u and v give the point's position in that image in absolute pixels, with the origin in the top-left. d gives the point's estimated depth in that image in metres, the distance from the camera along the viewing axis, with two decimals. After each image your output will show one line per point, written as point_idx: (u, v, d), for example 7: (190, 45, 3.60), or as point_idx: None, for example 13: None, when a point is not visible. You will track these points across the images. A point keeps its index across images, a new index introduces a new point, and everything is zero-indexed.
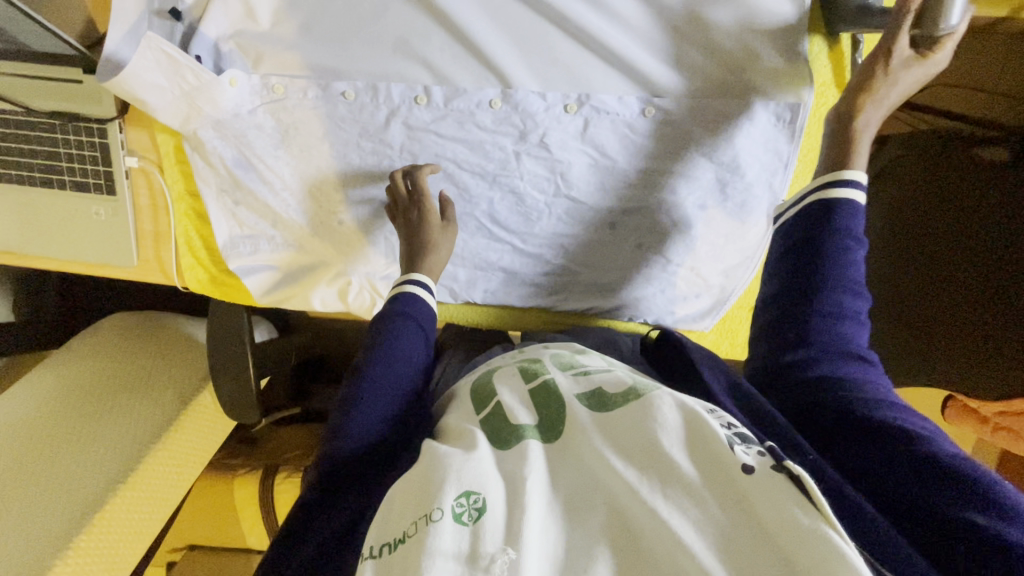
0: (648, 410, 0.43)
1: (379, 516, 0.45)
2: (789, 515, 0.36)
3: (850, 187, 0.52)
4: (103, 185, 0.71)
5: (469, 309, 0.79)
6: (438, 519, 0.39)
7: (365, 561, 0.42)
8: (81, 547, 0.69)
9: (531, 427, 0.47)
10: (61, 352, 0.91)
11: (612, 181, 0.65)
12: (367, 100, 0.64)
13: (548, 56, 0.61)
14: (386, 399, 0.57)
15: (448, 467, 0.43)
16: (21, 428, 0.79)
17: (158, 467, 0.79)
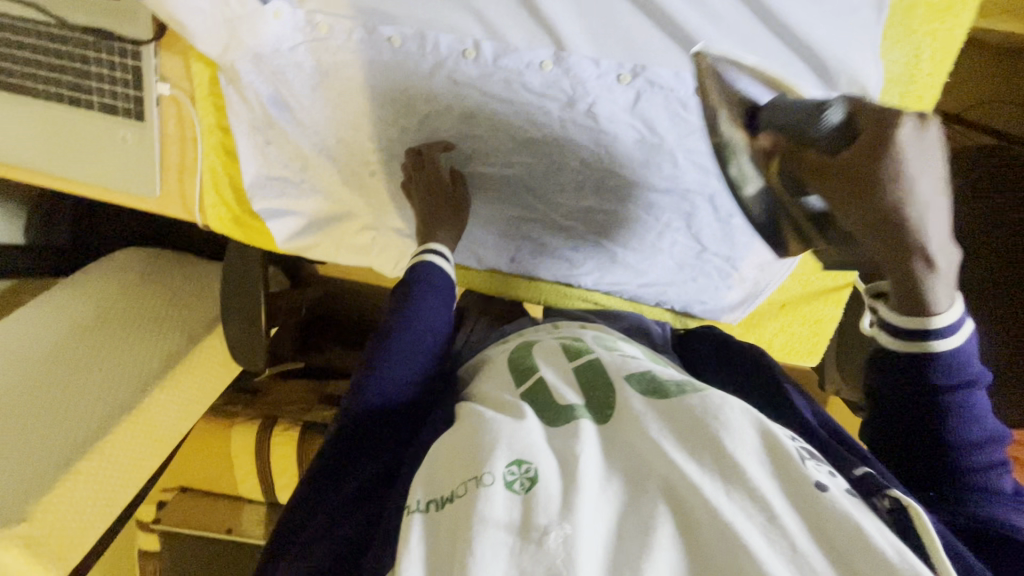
0: (706, 407, 0.42)
1: (423, 474, 0.45)
2: (864, 535, 0.34)
3: (939, 338, 0.42)
4: (133, 110, 0.68)
5: (494, 278, 0.77)
6: (489, 483, 0.39)
7: (413, 514, 0.42)
8: (81, 471, 0.67)
9: (582, 408, 0.47)
10: (71, 279, 0.89)
11: (659, 160, 0.63)
12: (413, 49, 0.62)
13: (606, 20, 0.59)
14: (407, 362, 0.56)
15: (497, 434, 0.43)
16: (29, 352, 0.78)
17: (163, 401, 0.78)
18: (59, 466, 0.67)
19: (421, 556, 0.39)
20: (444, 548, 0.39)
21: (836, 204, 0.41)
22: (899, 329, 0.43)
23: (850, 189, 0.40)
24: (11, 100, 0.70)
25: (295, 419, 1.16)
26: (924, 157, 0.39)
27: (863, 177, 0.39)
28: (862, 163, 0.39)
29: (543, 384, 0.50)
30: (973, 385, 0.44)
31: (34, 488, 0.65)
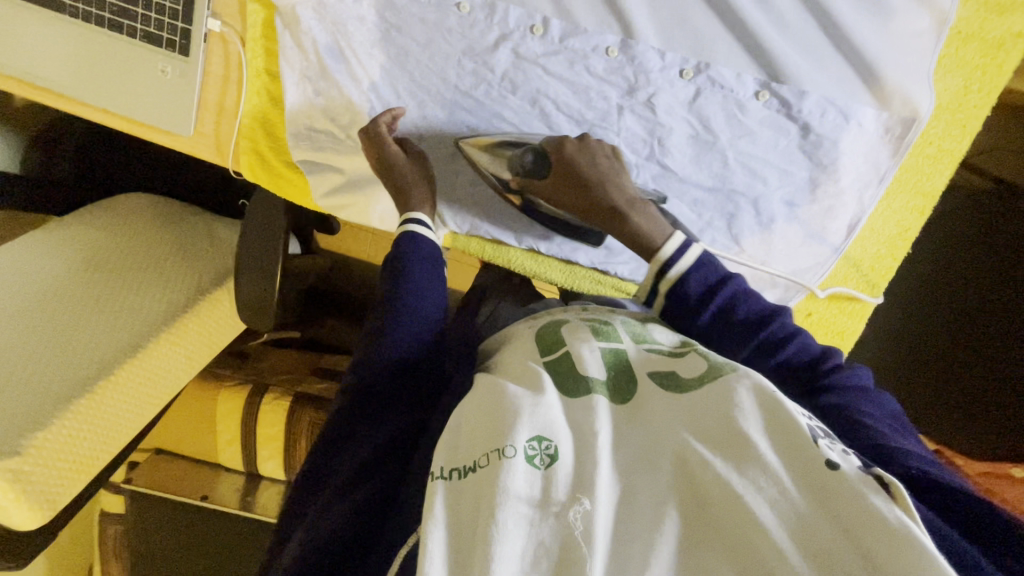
0: (727, 392, 0.42)
1: (447, 437, 0.43)
2: (872, 509, 0.33)
3: (674, 261, 0.56)
4: (178, 43, 0.66)
5: (527, 257, 0.75)
6: (511, 456, 0.38)
7: (434, 480, 0.41)
8: (79, 410, 0.64)
9: (600, 383, 0.47)
10: (74, 217, 0.85)
11: (709, 158, 0.64)
12: (482, 18, 0.62)
13: (677, 15, 0.60)
14: (401, 335, 0.55)
15: (519, 407, 0.42)
16: (27, 291, 0.75)
17: (166, 348, 0.75)
18: (54, 403, 0.63)
19: (444, 519, 0.38)
20: (466, 513, 0.38)
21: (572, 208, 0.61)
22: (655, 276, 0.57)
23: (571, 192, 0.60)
24: (45, 15, 0.67)
25: (286, 389, 1.13)
26: (589, 151, 0.61)
27: (564, 182, 0.60)
28: (562, 179, 0.60)
29: (568, 361, 0.50)
30: (727, 283, 0.56)
31: (20, 424, 0.60)
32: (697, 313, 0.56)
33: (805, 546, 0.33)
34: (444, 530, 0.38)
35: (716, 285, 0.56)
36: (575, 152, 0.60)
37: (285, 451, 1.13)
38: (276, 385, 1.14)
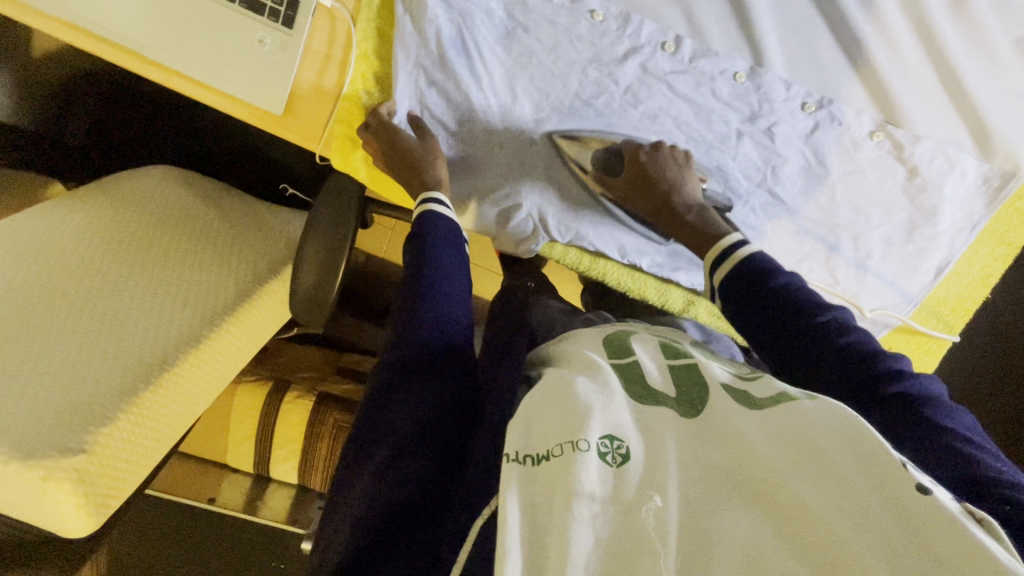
0: (806, 414, 0.39)
1: (516, 423, 0.41)
2: (969, 541, 0.31)
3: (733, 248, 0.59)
4: (282, 13, 0.61)
5: (624, 273, 0.75)
6: (585, 450, 0.37)
7: (509, 464, 0.39)
8: (138, 413, 0.57)
9: (670, 396, 0.44)
10: (113, 185, 0.76)
11: (818, 191, 0.66)
12: (614, 27, 0.60)
13: (808, 48, 0.61)
14: (436, 316, 0.55)
15: (590, 401, 0.40)
16: (63, 270, 0.67)
17: (224, 341, 0.68)
18: (119, 394, 0.57)
19: (516, 505, 0.37)
20: (536, 505, 0.37)
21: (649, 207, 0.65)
22: (715, 266, 0.60)
23: (649, 193, 0.64)
24: None
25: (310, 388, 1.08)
26: (662, 155, 0.64)
27: (642, 184, 0.64)
28: (640, 181, 0.64)
29: (638, 373, 0.47)
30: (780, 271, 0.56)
31: (80, 416, 0.54)
32: (760, 284, 0.56)
33: (877, 552, 0.32)
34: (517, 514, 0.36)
35: (771, 271, 0.56)
36: (651, 156, 0.64)
37: (302, 454, 1.06)
38: (299, 382, 1.09)
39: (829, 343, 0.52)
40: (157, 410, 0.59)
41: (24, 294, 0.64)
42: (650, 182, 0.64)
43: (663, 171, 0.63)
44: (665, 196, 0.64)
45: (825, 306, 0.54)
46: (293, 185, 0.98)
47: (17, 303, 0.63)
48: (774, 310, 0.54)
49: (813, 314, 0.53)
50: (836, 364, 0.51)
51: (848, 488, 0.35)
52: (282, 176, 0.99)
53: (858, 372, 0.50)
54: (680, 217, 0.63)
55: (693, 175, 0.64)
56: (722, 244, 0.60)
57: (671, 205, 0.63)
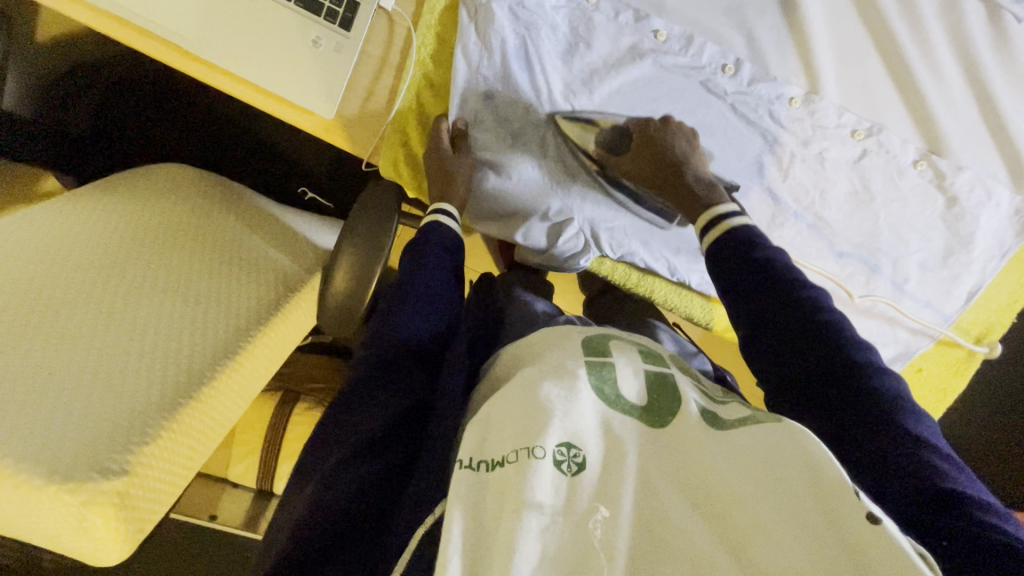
0: (778, 441, 0.38)
1: (475, 425, 0.42)
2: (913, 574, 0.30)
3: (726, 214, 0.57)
4: (340, 15, 0.60)
5: (672, 290, 0.75)
6: (540, 457, 0.37)
7: (462, 469, 0.39)
8: (169, 436, 0.51)
9: (640, 405, 0.43)
10: (133, 185, 0.73)
11: (862, 215, 0.67)
12: (676, 48, 0.61)
13: (861, 78, 0.63)
14: (421, 318, 0.55)
15: (554, 406, 0.40)
16: (81, 267, 0.62)
17: (259, 354, 0.64)
18: (159, 407, 0.52)
19: (463, 509, 0.38)
20: (490, 512, 0.37)
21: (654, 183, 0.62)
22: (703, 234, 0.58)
23: (654, 164, 0.61)
24: None
25: (319, 400, 1.05)
26: (670, 129, 0.61)
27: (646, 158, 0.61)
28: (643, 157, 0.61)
29: (611, 376, 0.45)
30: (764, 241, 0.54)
31: (118, 428, 0.49)
32: (742, 257, 0.54)
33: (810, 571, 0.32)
34: (462, 525, 0.37)
35: (753, 243, 0.54)
36: (660, 129, 0.61)
37: None
38: (309, 394, 1.06)
39: (813, 329, 0.49)
40: (187, 432, 0.54)
41: (38, 292, 0.58)
42: (655, 156, 0.61)
43: (670, 144, 0.60)
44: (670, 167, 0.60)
45: (810, 284, 0.51)
46: (312, 188, 0.94)
47: (32, 303, 0.57)
48: (758, 287, 0.52)
49: (793, 293, 0.51)
50: (805, 343, 0.49)
51: (796, 507, 0.35)
52: (301, 179, 0.95)
53: (839, 364, 0.47)
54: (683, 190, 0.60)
55: (700, 150, 0.61)
56: (713, 212, 0.57)
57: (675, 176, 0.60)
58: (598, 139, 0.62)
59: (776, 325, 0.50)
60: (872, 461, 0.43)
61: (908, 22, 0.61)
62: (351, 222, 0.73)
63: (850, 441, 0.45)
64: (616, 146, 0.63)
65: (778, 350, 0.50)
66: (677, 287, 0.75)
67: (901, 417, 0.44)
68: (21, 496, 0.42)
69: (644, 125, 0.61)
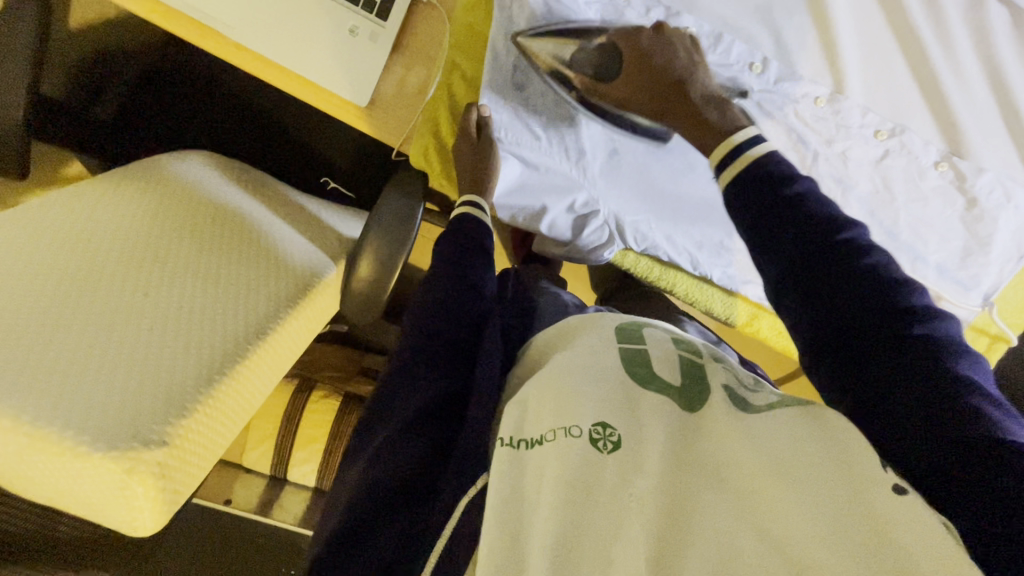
0: (804, 421, 0.39)
1: (514, 407, 0.44)
2: (938, 538, 0.32)
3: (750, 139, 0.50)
4: (377, 5, 0.61)
5: (693, 283, 0.77)
6: (577, 435, 0.39)
7: (501, 448, 0.41)
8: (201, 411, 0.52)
9: (675, 390, 0.44)
10: (159, 169, 0.73)
11: (880, 214, 0.69)
12: (705, 45, 0.62)
13: (885, 78, 0.64)
14: (456, 302, 0.55)
15: (592, 391, 0.42)
16: (113, 248, 0.63)
17: (287, 335, 0.65)
18: (197, 384, 0.53)
19: (499, 483, 0.39)
20: (531, 485, 0.39)
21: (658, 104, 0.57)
22: (726, 159, 0.50)
23: (654, 84, 0.56)
24: None
25: (335, 387, 1.07)
26: (663, 42, 0.56)
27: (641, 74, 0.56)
28: (640, 74, 0.56)
29: (646, 359, 0.46)
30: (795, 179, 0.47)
31: (159, 403, 0.50)
32: (771, 191, 0.47)
33: (844, 538, 0.32)
34: (497, 495, 0.39)
35: (788, 177, 0.47)
36: (652, 40, 0.55)
37: (324, 456, 1.03)
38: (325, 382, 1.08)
39: (857, 276, 0.43)
40: (219, 410, 0.55)
41: (76, 271, 0.60)
42: (650, 72, 0.55)
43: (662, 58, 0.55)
44: (671, 85, 0.55)
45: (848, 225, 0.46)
46: (334, 178, 0.95)
47: (71, 281, 0.58)
48: (792, 225, 0.46)
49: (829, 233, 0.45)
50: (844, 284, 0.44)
51: (815, 479, 0.35)
52: (323, 170, 0.96)
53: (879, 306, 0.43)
54: (687, 106, 0.55)
55: (699, 59, 0.57)
56: (733, 142, 0.50)
57: (677, 93, 0.55)
58: (579, 62, 0.57)
59: (810, 275, 0.45)
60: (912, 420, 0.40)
61: (934, 25, 0.62)
62: (380, 208, 0.74)
63: (889, 395, 0.41)
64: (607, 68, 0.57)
65: (820, 301, 0.44)
66: (699, 281, 0.78)
67: (950, 367, 0.40)
68: (68, 462, 0.44)
69: (629, 40, 0.56)
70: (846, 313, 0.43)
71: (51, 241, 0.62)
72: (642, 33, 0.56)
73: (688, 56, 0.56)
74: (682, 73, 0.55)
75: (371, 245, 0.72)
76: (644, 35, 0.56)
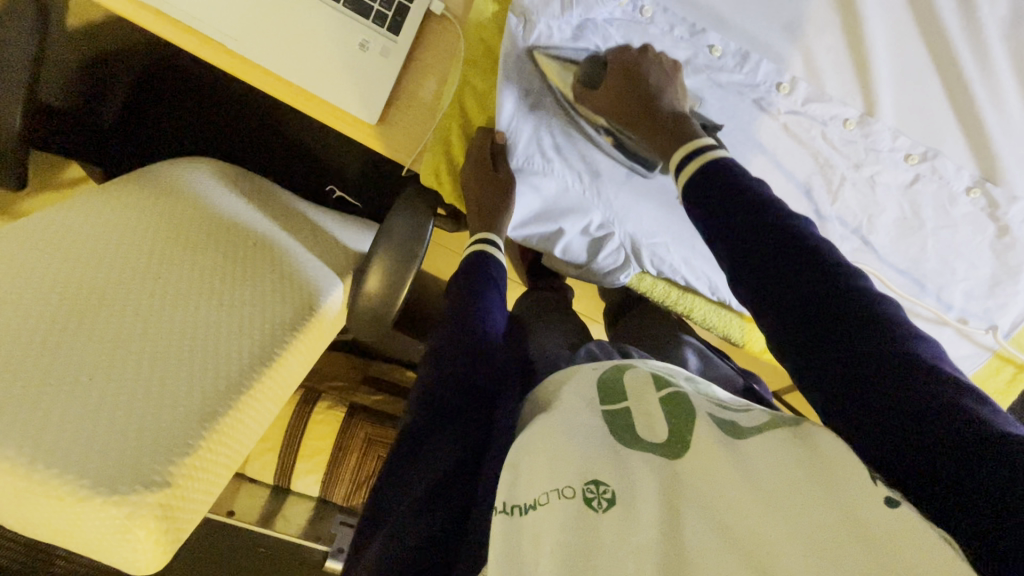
0: (801, 444, 0.38)
1: (506, 470, 0.41)
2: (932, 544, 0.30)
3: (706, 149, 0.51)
4: (390, 19, 0.58)
5: (711, 310, 0.75)
6: (570, 496, 0.37)
7: (497, 515, 0.38)
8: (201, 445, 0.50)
9: (661, 442, 0.41)
10: (152, 180, 0.71)
11: (910, 241, 0.66)
12: (730, 64, 0.59)
13: (919, 100, 0.61)
14: (465, 350, 0.54)
15: (588, 449, 0.40)
16: (106, 267, 0.61)
17: (293, 357, 0.63)
18: (200, 417, 0.51)
19: (496, 551, 0.36)
20: (526, 549, 0.36)
21: (630, 122, 0.56)
22: (683, 163, 0.51)
23: (634, 99, 0.55)
24: None
25: (338, 398, 1.06)
26: (646, 62, 0.56)
27: (621, 92, 0.56)
28: (622, 88, 0.55)
29: (628, 421, 0.43)
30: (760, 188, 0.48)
31: (163, 439, 0.48)
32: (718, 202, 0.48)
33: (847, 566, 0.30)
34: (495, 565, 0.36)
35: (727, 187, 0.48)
36: (636, 58, 0.56)
37: (328, 467, 1.02)
38: (329, 393, 1.07)
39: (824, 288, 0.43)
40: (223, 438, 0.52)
41: (76, 295, 0.58)
42: (631, 88, 0.55)
43: (647, 75, 0.55)
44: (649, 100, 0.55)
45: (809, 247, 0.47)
46: (340, 186, 0.92)
47: (71, 307, 0.56)
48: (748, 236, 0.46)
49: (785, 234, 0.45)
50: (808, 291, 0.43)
51: (802, 498, 0.34)
52: (328, 178, 0.93)
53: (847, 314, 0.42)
54: (657, 124, 0.54)
55: (678, 84, 0.56)
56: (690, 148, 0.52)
57: (652, 109, 0.55)
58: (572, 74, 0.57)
59: (778, 300, 0.44)
60: (891, 409, 0.38)
61: (972, 43, 0.60)
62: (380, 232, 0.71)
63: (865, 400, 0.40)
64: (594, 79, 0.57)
65: (790, 325, 0.43)
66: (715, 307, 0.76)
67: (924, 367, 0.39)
68: (65, 507, 0.42)
69: (613, 57, 0.56)
70: (807, 323, 0.43)
71: (47, 260, 0.59)
72: (628, 53, 0.56)
73: (670, 78, 0.56)
74: (659, 92, 0.55)
75: (379, 265, 0.69)
76: (631, 54, 0.56)
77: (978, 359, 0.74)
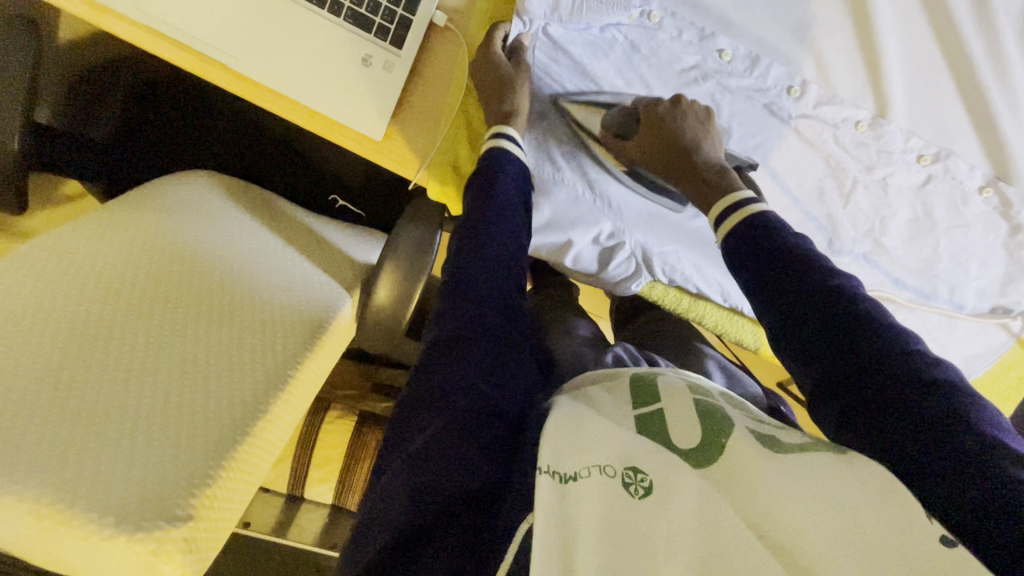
0: (841, 469, 0.38)
1: (547, 437, 0.41)
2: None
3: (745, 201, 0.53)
4: (392, 32, 0.57)
5: (724, 317, 0.75)
6: (611, 475, 0.37)
7: (540, 476, 0.38)
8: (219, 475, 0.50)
9: (694, 446, 0.40)
10: (157, 198, 0.70)
11: (923, 242, 0.65)
12: (740, 69, 0.58)
13: (932, 100, 0.60)
14: (496, 271, 0.51)
15: (624, 435, 0.40)
16: (113, 289, 0.61)
17: (307, 377, 0.62)
18: (218, 444, 0.51)
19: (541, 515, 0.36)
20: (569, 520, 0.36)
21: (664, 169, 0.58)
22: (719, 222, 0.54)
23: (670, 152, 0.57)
24: None
25: (348, 406, 1.06)
26: (679, 112, 0.57)
27: (656, 143, 0.57)
28: (657, 142, 0.57)
29: (661, 424, 0.42)
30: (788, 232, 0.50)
31: (181, 470, 0.48)
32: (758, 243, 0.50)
33: None
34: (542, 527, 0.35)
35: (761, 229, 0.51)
36: (668, 111, 0.57)
37: (341, 475, 1.03)
38: (339, 402, 1.07)
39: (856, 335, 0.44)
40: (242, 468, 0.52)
41: (84, 322, 0.57)
42: (664, 139, 0.57)
43: (681, 127, 0.56)
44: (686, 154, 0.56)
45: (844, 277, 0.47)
46: (343, 195, 0.90)
47: (81, 334, 0.56)
48: (785, 278, 0.48)
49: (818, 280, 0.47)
50: (841, 338, 0.45)
51: (843, 522, 0.34)
52: (331, 187, 0.91)
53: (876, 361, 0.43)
54: (698, 177, 0.56)
55: (713, 131, 0.58)
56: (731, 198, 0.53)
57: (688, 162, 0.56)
58: (604, 120, 0.58)
59: (805, 342, 0.46)
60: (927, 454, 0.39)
61: (985, 41, 0.59)
62: (391, 242, 0.70)
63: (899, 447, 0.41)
64: (626, 131, 0.58)
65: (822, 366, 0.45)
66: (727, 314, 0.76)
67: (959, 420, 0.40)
68: (90, 547, 0.42)
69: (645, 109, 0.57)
70: (843, 366, 0.44)
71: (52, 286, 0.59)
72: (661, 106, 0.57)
73: (704, 127, 0.57)
74: (695, 142, 0.56)
75: (386, 279, 0.68)
76: (664, 108, 0.57)
77: (993, 358, 0.75)
